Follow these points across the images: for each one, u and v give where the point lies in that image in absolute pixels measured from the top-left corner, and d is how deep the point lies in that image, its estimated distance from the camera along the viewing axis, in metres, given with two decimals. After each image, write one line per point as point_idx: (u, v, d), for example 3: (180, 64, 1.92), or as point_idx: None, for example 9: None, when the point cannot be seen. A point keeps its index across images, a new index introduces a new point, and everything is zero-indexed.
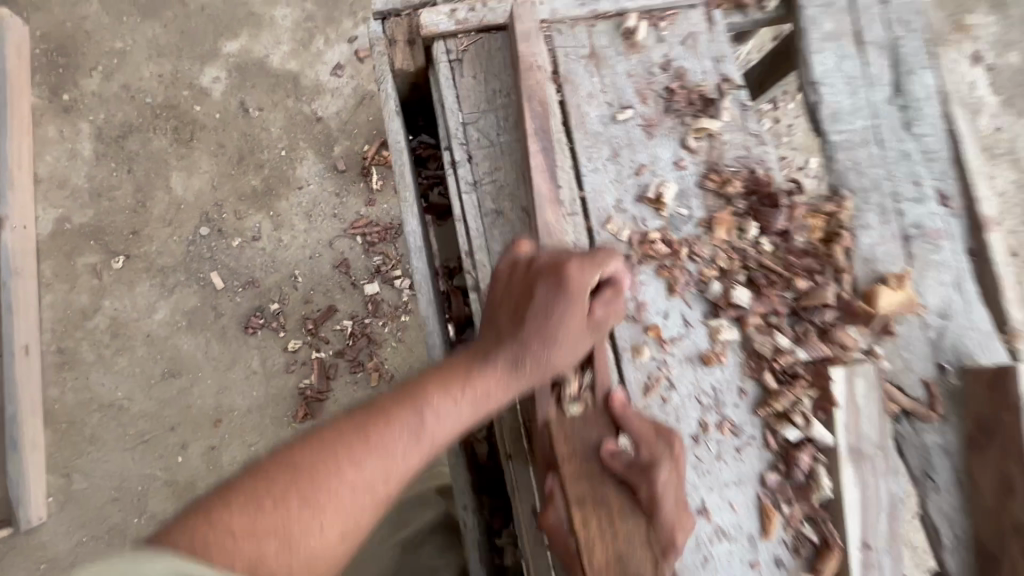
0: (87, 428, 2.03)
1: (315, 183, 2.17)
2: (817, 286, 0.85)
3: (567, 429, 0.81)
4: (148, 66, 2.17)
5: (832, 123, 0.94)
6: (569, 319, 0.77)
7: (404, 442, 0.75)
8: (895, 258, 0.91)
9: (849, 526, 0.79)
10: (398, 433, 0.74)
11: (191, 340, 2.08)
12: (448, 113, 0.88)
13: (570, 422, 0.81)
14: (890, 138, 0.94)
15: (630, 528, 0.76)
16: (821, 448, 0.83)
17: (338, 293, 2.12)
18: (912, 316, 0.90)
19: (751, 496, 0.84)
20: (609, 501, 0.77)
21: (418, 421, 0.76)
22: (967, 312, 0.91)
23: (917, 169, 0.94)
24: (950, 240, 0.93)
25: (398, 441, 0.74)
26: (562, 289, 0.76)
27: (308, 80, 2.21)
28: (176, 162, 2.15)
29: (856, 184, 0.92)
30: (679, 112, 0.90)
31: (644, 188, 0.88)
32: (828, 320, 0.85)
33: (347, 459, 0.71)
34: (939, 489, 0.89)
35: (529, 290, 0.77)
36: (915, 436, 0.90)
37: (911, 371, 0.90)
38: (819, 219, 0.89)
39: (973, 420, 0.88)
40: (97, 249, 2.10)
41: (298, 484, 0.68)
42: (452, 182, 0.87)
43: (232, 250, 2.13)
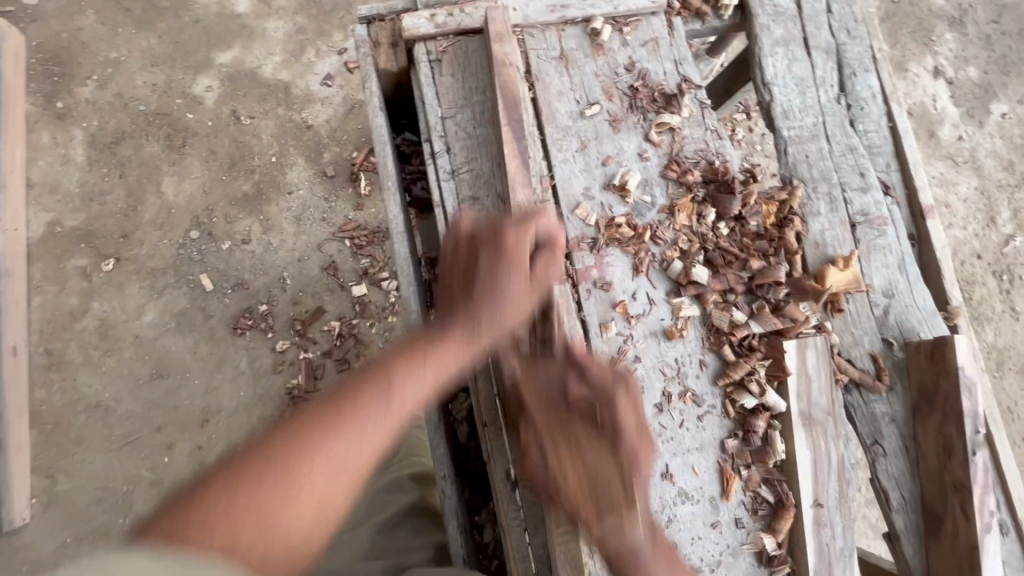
0: (74, 429, 2.03)
1: (305, 188, 2.23)
2: (770, 266, 0.93)
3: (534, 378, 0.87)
4: (141, 75, 2.23)
5: (783, 120, 1.02)
6: (511, 283, 0.83)
7: (408, 378, 0.76)
8: (843, 242, 0.99)
9: (802, 485, 0.86)
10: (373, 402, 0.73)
11: (180, 341, 2.10)
12: (429, 107, 0.94)
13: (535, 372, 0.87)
14: (837, 134, 1.02)
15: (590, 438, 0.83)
16: (776, 414, 0.90)
17: (326, 295, 2.16)
18: (860, 295, 0.98)
19: (713, 461, 0.90)
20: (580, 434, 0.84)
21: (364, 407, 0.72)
22: (910, 292, 0.99)
23: (862, 162, 1.02)
24: (893, 226, 1.01)
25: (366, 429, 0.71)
26: (501, 252, 0.82)
27: (298, 90, 2.28)
28: (168, 168, 2.20)
29: (806, 175, 1.00)
30: (643, 109, 0.97)
31: (610, 177, 0.95)
32: (781, 297, 0.92)
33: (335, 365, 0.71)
34: (887, 453, 0.96)
35: (473, 257, 0.83)
36: (865, 406, 0.97)
37: (860, 346, 0.97)
38: (773, 205, 0.97)
39: (916, 389, 0.95)
40: (87, 251, 2.13)
41: (307, 436, 0.67)
42: (432, 172, 0.93)
43: (221, 252, 2.17)
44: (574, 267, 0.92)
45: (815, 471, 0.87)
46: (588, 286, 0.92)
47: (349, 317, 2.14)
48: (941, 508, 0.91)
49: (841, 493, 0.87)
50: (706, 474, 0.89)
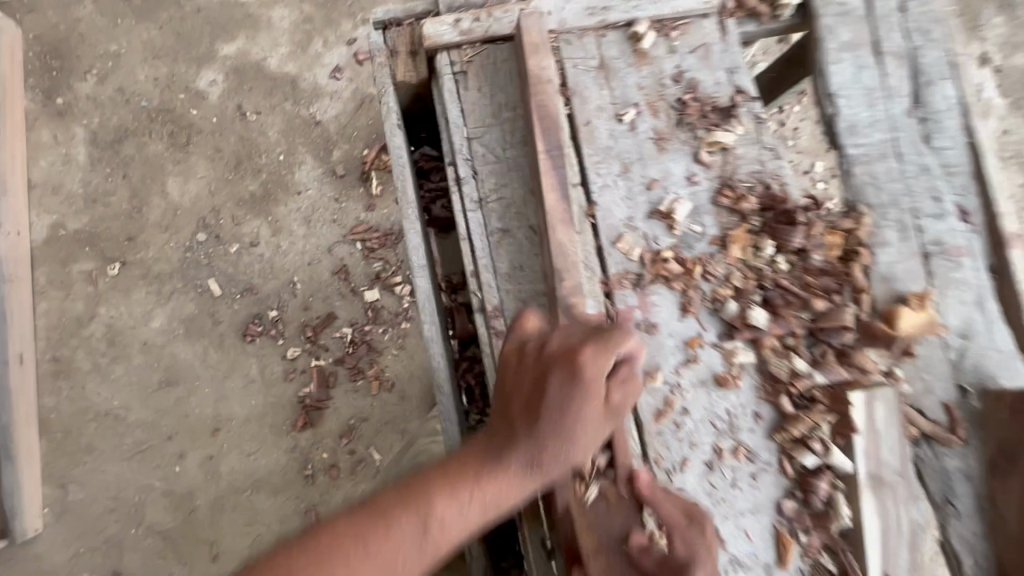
0: (84, 437, 2.00)
1: (314, 188, 2.14)
2: (835, 307, 0.83)
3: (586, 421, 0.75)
4: (142, 69, 2.13)
5: (850, 136, 0.91)
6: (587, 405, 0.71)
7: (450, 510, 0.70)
8: (915, 276, 0.88)
9: (870, 555, 0.77)
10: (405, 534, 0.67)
11: (189, 348, 2.05)
12: (455, 129, 0.84)
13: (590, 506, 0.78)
14: (910, 152, 0.91)
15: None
16: (840, 475, 0.80)
17: (338, 299, 2.08)
18: (932, 337, 0.88)
19: (768, 524, 0.81)
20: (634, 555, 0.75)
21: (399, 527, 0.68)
22: (987, 332, 0.88)
23: (937, 184, 0.91)
24: (971, 257, 0.90)
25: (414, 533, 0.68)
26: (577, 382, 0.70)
27: (306, 84, 2.17)
28: (173, 167, 2.11)
29: (874, 200, 0.90)
30: (693, 126, 0.87)
31: (654, 205, 0.85)
32: (847, 342, 0.82)
33: None
34: (959, 514, 0.86)
35: (542, 381, 0.72)
36: (935, 460, 0.88)
37: (932, 394, 0.88)
38: (838, 236, 0.86)
39: (995, 445, 0.85)
40: (92, 255, 2.06)
41: None
42: (457, 201, 0.83)
43: (229, 256, 2.10)
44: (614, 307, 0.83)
45: (884, 538, 0.77)
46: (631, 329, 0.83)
47: (363, 322, 2.06)
48: None
49: (913, 561, 0.78)
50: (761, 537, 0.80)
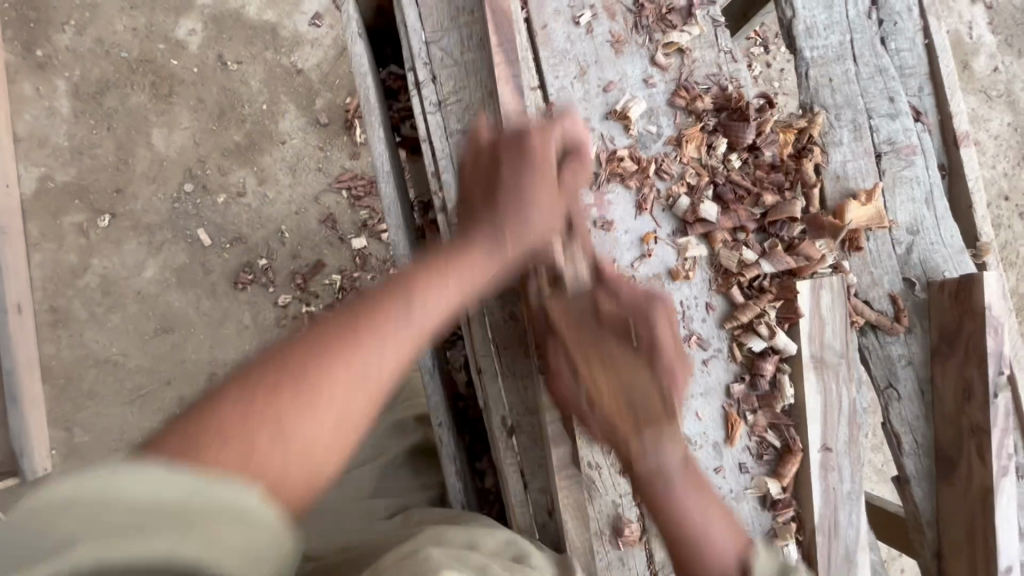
0: (85, 384, 2.06)
1: (298, 137, 2.15)
2: (785, 202, 0.86)
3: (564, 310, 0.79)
4: (121, 19, 2.12)
5: (806, 39, 0.92)
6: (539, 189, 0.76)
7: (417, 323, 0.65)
8: (866, 174, 0.91)
9: (811, 429, 0.83)
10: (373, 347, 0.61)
11: (182, 297, 2.09)
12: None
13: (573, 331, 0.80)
14: (865, 53, 0.93)
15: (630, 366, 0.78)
16: (786, 358, 0.85)
17: (327, 247, 2.13)
18: (881, 232, 0.91)
19: (718, 407, 0.86)
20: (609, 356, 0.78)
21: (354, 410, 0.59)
22: (934, 228, 0.92)
23: (892, 85, 0.93)
24: (923, 156, 0.93)
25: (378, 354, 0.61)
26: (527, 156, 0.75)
27: (286, 31, 2.16)
28: (156, 118, 2.12)
29: (830, 100, 0.92)
30: (650, 28, 0.88)
31: (610, 108, 0.87)
32: (796, 234, 0.86)
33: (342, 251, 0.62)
34: (901, 398, 0.91)
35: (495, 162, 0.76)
36: (880, 347, 0.92)
37: (879, 286, 0.91)
38: (790, 134, 0.89)
39: (936, 331, 0.89)
40: (82, 208, 2.09)
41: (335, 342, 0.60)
42: (417, 104, 0.85)
43: (217, 206, 2.12)
44: None
45: (824, 413, 0.83)
46: (588, 226, 0.86)
47: (352, 269, 2.13)
48: (955, 453, 0.87)
49: (851, 435, 0.84)
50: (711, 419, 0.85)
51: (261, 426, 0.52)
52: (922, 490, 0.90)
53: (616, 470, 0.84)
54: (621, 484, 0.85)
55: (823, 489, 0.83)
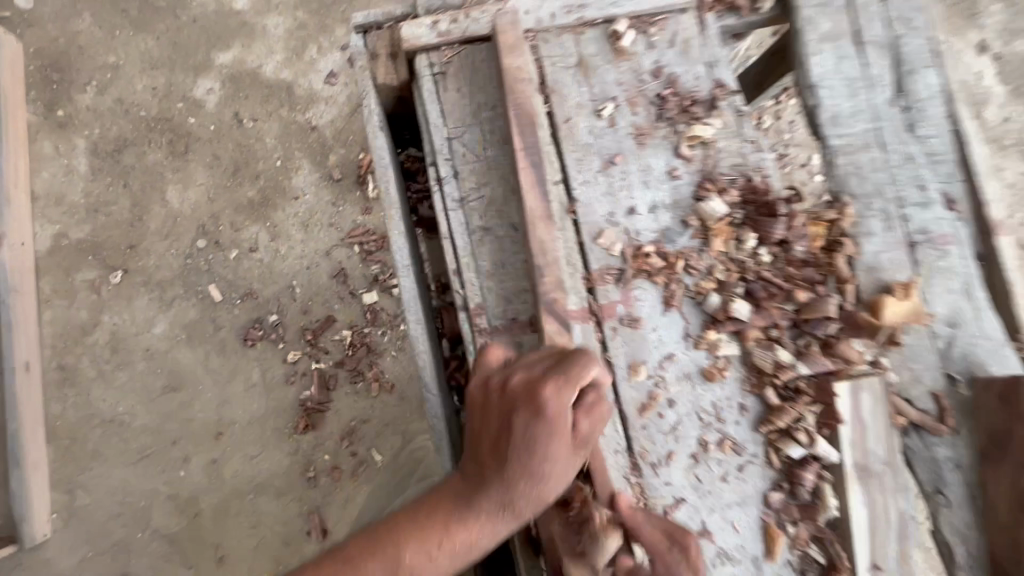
0: (90, 443, 2.03)
1: (311, 192, 2.15)
2: (819, 298, 0.82)
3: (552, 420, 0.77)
4: (141, 79, 2.16)
5: (832, 126, 0.90)
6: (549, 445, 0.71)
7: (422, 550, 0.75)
8: (901, 266, 0.88)
9: (857, 546, 0.79)
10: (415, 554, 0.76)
11: (191, 353, 2.07)
12: (427, 100, 0.85)
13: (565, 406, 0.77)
14: (894, 141, 0.91)
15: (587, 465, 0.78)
16: (826, 465, 0.81)
17: (337, 302, 2.09)
18: (920, 326, 0.87)
19: (756, 517, 0.82)
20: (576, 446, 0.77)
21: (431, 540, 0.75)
22: (973, 321, 0.88)
23: (922, 173, 0.91)
24: (958, 245, 0.90)
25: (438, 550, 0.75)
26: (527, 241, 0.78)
27: (301, 89, 2.19)
28: (172, 175, 2.14)
29: (860, 189, 0.89)
30: (672, 120, 0.87)
31: (634, 205, 0.85)
32: (831, 332, 0.82)
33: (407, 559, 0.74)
34: (950, 503, 0.87)
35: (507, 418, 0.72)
36: (925, 449, 0.88)
37: (920, 383, 0.87)
38: (821, 226, 0.86)
39: (985, 434, 0.84)
40: (95, 264, 2.10)
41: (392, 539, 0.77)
42: (438, 200, 0.84)
43: (229, 261, 2.12)
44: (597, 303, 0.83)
45: (871, 527, 0.79)
46: (614, 324, 0.83)
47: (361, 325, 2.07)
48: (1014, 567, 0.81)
49: (900, 551, 0.80)
50: (749, 530, 0.82)
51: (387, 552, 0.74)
52: None
53: None
54: None
55: None
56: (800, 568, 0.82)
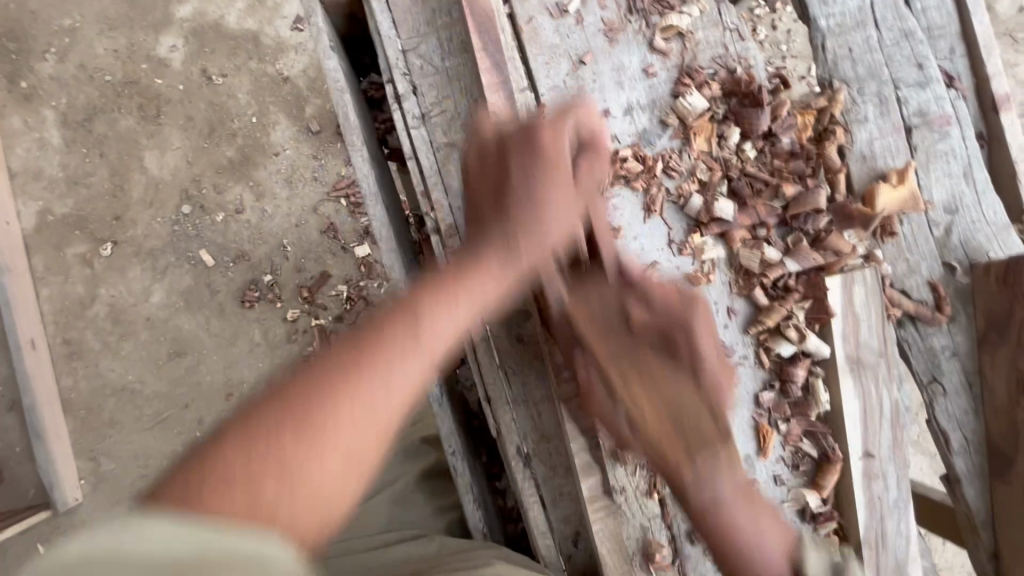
0: (106, 413, 2.07)
1: (291, 148, 2.10)
2: (809, 191, 0.78)
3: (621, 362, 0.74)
4: (101, 41, 2.07)
5: (820, 7, 0.84)
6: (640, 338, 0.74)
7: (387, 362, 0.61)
8: (896, 151, 0.83)
9: (850, 436, 0.77)
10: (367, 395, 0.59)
11: (191, 319, 2.08)
12: (377, 11, 0.79)
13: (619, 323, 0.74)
14: (888, 17, 0.84)
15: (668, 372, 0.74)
16: (818, 361, 0.79)
17: (330, 258, 2.10)
18: (916, 215, 0.83)
19: (747, 419, 0.80)
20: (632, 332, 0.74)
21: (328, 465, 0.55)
22: (972, 205, 0.84)
23: (920, 50, 0.84)
24: (958, 126, 0.85)
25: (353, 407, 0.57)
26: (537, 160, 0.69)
27: (268, 39, 2.09)
28: (147, 141, 2.08)
29: (851, 72, 0.84)
30: (645, 12, 0.81)
31: (608, 107, 0.80)
32: (821, 226, 0.78)
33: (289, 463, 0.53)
34: (946, 392, 0.84)
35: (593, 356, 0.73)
36: (922, 340, 0.84)
37: (916, 274, 0.84)
38: (809, 115, 0.81)
39: (985, 319, 0.81)
40: (83, 238, 2.07)
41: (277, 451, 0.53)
42: (398, 119, 0.79)
43: (217, 225, 2.09)
44: None
45: (863, 417, 0.77)
46: None
47: (356, 278, 2.10)
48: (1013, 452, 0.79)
49: (895, 439, 0.78)
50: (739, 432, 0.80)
51: (299, 446, 0.54)
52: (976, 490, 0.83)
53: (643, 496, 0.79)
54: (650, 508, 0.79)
55: (868, 500, 0.77)
56: (792, 466, 0.81)
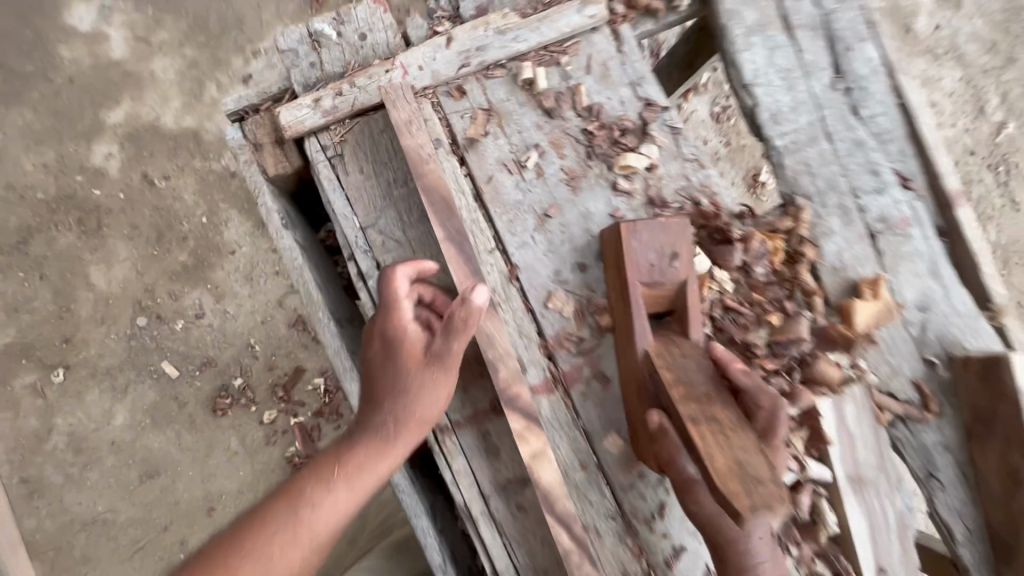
0: (78, 549, 1.94)
1: (247, 244, 2.03)
2: (790, 319, 0.79)
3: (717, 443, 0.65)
4: (28, 157, 1.95)
5: (774, 126, 0.85)
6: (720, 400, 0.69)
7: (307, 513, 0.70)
8: (865, 260, 0.84)
9: (862, 556, 0.77)
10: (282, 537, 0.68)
11: (162, 436, 1.98)
12: (328, 192, 0.76)
13: (698, 393, 0.70)
14: (839, 128, 0.85)
15: (736, 439, 0.65)
16: (820, 483, 0.79)
17: (302, 351, 2.03)
18: (893, 320, 0.84)
19: None
20: (720, 418, 0.68)
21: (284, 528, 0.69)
22: (942, 301, 0.85)
23: (873, 157, 0.85)
24: (918, 226, 0.86)
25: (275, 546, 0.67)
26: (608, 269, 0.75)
27: (210, 134, 2.02)
28: (91, 256, 1.97)
29: (812, 187, 0.84)
30: (605, 155, 0.79)
31: (581, 259, 0.78)
32: (806, 351, 0.78)
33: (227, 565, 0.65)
34: (945, 486, 0.85)
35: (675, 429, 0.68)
36: (913, 437, 0.86)
37: (900, 376, 0.85)
38: (779, 238, 0.82)
39: (969, 413, 0.83)
40: (32, 367, 1.94)
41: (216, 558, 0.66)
42: (364, 297, 0.77)
43: (176, 333, 2.00)
44: (559, 369, 0.78)
45: (872, 535, 0.78)
46: (582, 388, 0.78)
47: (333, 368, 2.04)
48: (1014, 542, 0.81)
49: (903, 551, 0.79)
50: None
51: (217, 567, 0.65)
52: None
53: None
54: None
55: None
56: None
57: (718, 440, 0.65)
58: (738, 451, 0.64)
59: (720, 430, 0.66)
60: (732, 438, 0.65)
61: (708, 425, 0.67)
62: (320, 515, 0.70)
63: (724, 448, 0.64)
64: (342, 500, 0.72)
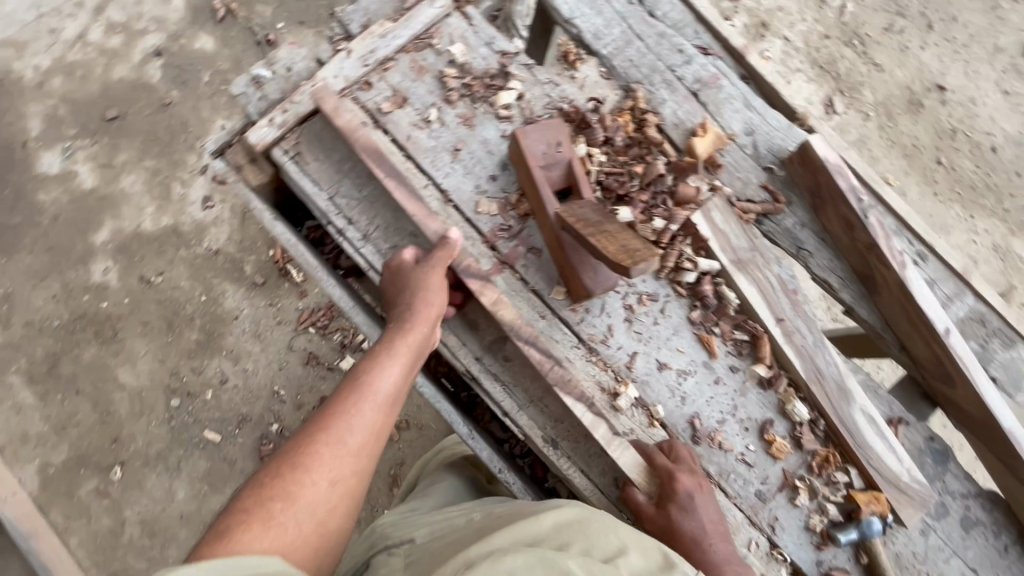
0: None
1: (247, 306, 2.28)
2: (649, 164, 1.08)
3: (603, 237, 0.88)
4: (38, 294, 2.20)
5: (598, 42, 1.15)
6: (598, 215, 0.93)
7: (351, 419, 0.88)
8: (694, 112, 1.12)
9: (761, 313, 1.04)
10: (328, 448, 0.84)
11: (222, 498, 2.16)
12: (297, 179, 1.04)
13: (587, 217, 0.93)
14: (644, 28, 1.16)
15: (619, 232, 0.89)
16: (715, 273, 1.05)
17: (322, 383, 2.25)
18: (729, 146, 1.13)
19: (690, 335, 1.06)
20: (603, 225, 0.91)
21: (331, 443, 0.85)
22: (761, 122, 1.13)
23: (675, 40, 1.16)
24: (726, 77, 1.15)
25: (333, 454, 0.84)
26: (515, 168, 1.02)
27: (187, 225, 2.30)
28: (115, 360, 2.20)
29: (640, 75, 1.14)
30: (483, 97, 1.08)
31: (490, 172, 1.06)
32: (670, 183, 1.08)
33: (294, 483, 0.79)
34: (813, 252, 1.13)
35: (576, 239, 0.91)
36: (779, 226, 1.13)
37: (751, 184, 1.12)
38: (626, 114, 1.12)
39: (808, 193, 1.11)
40: (91, 473, 2.14)
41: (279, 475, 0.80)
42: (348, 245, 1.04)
43: (209, 402, 2.22)
44: (502, 254, 1.04)
45: (764, 296, 1.04)
46: (522, 259, 1.04)
47: None
48: (870, 271, 1.08)
49: (790, 301, 1.05)
50: (688, 345, 1.05)
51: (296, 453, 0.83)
52: (865, 309, 1.12)
53: (647, 428, 1.02)
54: (656, 434, 1.02)
55: (795, 348, 1.04)
56: (737, 353, 1.06)
57: (601, 233, 0.89)
58: (623, 240, 0.87)
59: (600, 230, 0.90)
60: (618, 234, 0.89)
61: (596, 229, 0.90)
62: (366, 416, 0.90)
63: (613, 239, 0.87)
64: (366, 417, 0.89)
